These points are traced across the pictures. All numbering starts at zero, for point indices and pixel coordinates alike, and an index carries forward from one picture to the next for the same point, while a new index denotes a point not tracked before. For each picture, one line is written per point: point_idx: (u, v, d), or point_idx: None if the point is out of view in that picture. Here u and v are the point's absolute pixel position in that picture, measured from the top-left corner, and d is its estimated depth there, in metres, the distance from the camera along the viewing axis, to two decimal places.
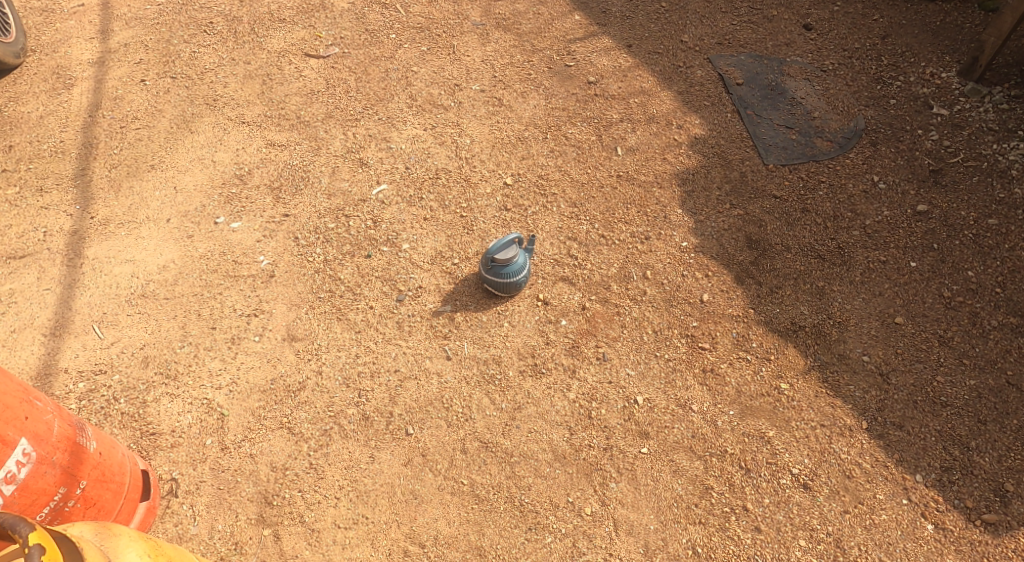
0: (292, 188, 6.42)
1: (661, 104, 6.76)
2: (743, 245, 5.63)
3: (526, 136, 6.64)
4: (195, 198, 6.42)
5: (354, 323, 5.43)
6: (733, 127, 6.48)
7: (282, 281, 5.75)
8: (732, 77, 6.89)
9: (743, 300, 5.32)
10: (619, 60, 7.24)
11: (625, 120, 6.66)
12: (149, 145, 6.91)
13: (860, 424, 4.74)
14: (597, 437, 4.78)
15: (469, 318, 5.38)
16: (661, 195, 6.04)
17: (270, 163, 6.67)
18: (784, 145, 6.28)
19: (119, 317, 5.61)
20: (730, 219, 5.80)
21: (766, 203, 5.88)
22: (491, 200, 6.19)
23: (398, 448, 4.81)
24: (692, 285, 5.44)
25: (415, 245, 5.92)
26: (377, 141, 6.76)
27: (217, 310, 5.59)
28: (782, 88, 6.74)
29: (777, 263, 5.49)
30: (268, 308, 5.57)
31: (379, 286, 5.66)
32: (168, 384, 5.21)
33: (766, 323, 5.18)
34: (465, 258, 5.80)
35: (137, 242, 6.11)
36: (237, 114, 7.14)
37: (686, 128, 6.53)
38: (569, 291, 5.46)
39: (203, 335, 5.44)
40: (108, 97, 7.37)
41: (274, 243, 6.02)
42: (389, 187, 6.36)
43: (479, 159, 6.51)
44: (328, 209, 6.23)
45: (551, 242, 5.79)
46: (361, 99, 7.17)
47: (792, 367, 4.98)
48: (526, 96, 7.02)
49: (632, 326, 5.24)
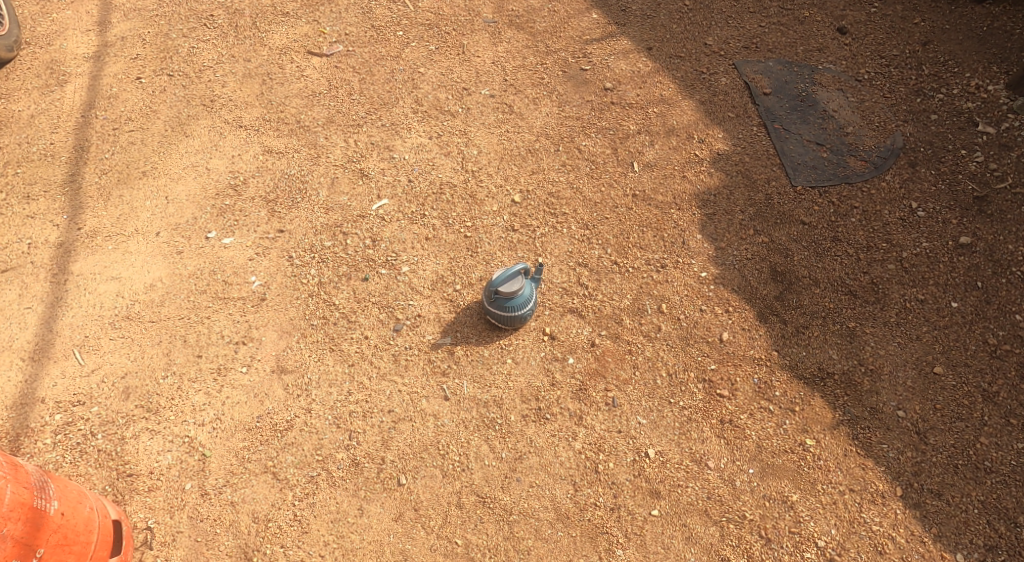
0: (288, 200, 6.08)
1: (682, 114, 6.36)
2: (767, 277, 5.24)
3: (537, 148, 6.26)
4: (186, 210, 6.08)
5: (347, 355, 5.08)
6: (759, 142, 6.08)
7: (273, 306, 5.39)
8: (758, 86, 6.48)
9: (766, 341, 4.92)
10: (637, 64, 6.84)
11: (643, 132, 6.28)
12: (141, 149, 6.56)
13: (894, 490, 4.35)
14: (604, 495, 4.42)
15: (469, 353, 5.03)
16: (679, 217, 5.65)
17: (267, 172, 6.33)
18: (814, 163, 5.87)
19: (101, 341, 5.26)
20: (753, 247, 5.41)
21: (794, 230, 5.47)
22: (498, 219, 5.81)
23: (389, 500, 4.47)
24: (711, 321, 5.05)
25: (416, 267, 5.56)
26: (380, 150, 6.40)
27: (204, 336, 5.24)
28: (812, 100, 6.33)
29: (803, 299, 5.09)
30: (258, 336, 5.22)
31: (376, 313, 5.30)
32: (148, 418, 4.84)
33: (792, 368, 4.78)
34: (468, 284, 5.43)
35: (125, 258, 5.77)
36: (234, 118, 6.78)
37: (708, 142, 6.13)
38: (577, 325, 5.09)
39: (188, 364, 5.09)
40: (103, 95, 7.02)
41: (267, 262, 5.67)
42: (391, 201, 6.00)
43: (487, 172, 6.14)
44: (326, 225, 5.88)
45: (560, 267, 5.42)
46: (365, 103, 6.80)
47: (818, 420, 4.58)
48: (538, 102, 6.64)
49: (645, 367, 4.86)
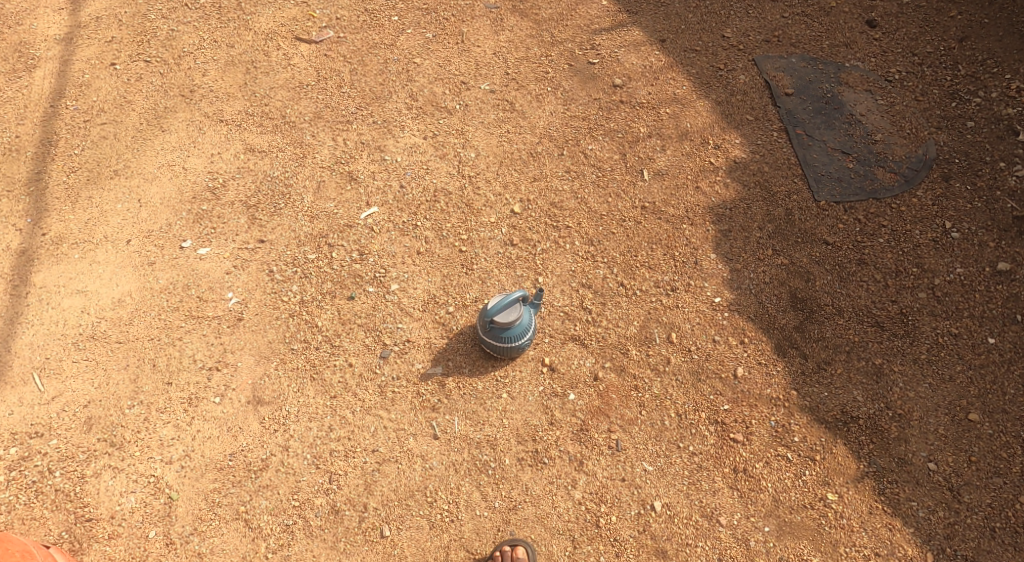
0: (270, 206, 5.65)
1: (696, 116, 5.90)
2: (787, 304, 4.88)
3: (539, 152, 5.81)
4: (160, 215, 5.66)
5: (329, 386, 4.74)
6: (780, 150, 5.63)
7: (251, 327, 5.02)
8: (780, 85, 6.00)
9: (784, 379, 4.59)
10: (649, 58, 6.35)
11: (654, 135, 5.82)
12: (114, 145, 6.13)
13: (924, 555, 4.04)
14: (606, 553, 4.14)
15: (462, 386, 4.68)
16: (692, 234, 5.25)
17: (248, 173, 5.89)
18: (839, 175, 5.43)
19: (63, 364, 4.91)
20: (772, 269, 5.03)
21: (816, 250, 5.08)
22: (496, 231, 5.39)
23: (371, 554, 4.21)
24: (725, 354, 4.71)
25: (406, 285, 5.16)
26: (370, 150, 5.95)
27: (175, 361, 4.88)
28: (838, 102, 5.86)
29: (825, 330, 4.74)
30: (233, 361, 4.87)
31: (361, 336, 4.94)
32: (112, 454, 4.54)
33: (812, 411, 4.47)
34: (462, 305, 5.05)
35: (92, 268, 5.38)
36: (215, 111, 6.32)
37: (724, 148, 5.68)
38: (580, 355, 4.75)
39: (156, 393, 4.76)
40: (74, 83, 6.55)
41: (245, 276, 5.27)
42: (380, 209, 5.57)
43: (484, 178, 5.69)
44: (310, 235, 5.46)
45: (561, 289, 5.04)
46: (356, 96, 6.33)
47: (841, 472, 4.27)
48: (541, 99, 6.17)
49: (653, 406, 4.55)
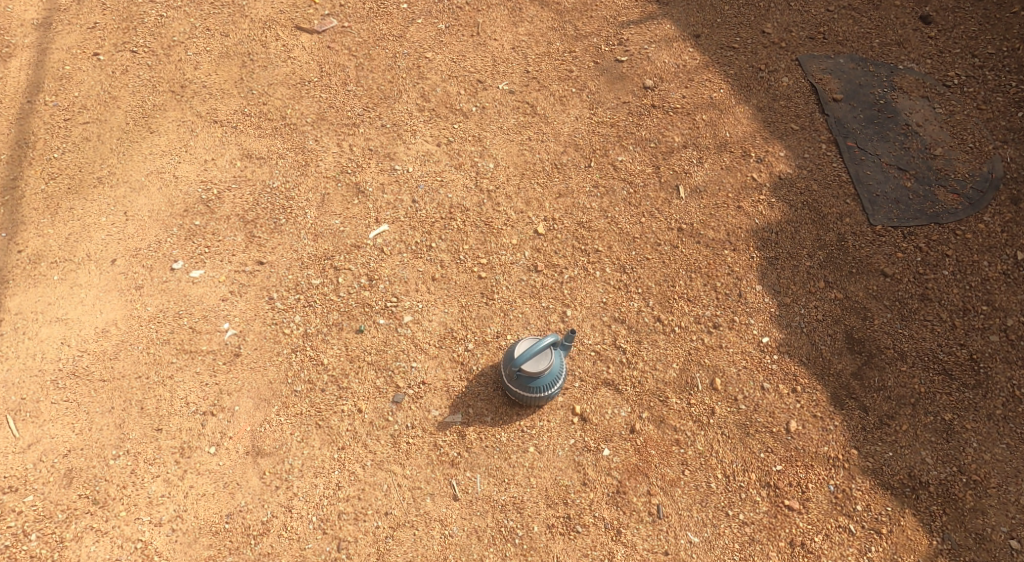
0: (269, 223, 5.12)
1: (736, 124, 5.36)
2: (842, 346, 4.53)
3: (564, 163, 5.27)
4: (148, 230, 5.13)
5: (337, 435, 4.40)
6: (829, 165, 5.12)
7: (249, 364, 4.60)
8: (827, 90, 5.45)
9: (842, 435, 4.32)
10: (682, 56, 5.78)
11: (689, 145, 5.28)
12: (97, 147, 5.58)
13: None
14: None
15: (483, 437, 4.38)
16: (735, 261, 4.80)
17: (245, 182, 5.34)
18: (895, 196, 4.95)
19: (41, 406, 4.50)
20: (825, 305, 4.65)
21: (873, 283, 4.68)
22: (518, 255, 4.90)
23: None
24: (776, 405, 4.41)
25: (420, 317, 4.72)
26: (379, 158, 5.39)
27: (166, 403, 4.49)
28: (892, 109, 5.33)
29: (886, 378, 4.42)
30: (230, 405, 4.49)
31: (372, 377, 4.56)
32: (94, 513, 4.21)
33: (876, 474, 4.21)
34: (482, 342, 4.63)
35: (72, 292, 4.88)
36: (208, 110, 5.74)
37: (768, 162, 5.16)
38: (614, 404, 4.43)
39: (145, 441, 4.40)
40: (53, 75, 5.99)
41: (243, 304, 4.80)
42: (391, 227, 5.05)
43: (504, 192, 5.16)
44: (313, 256, 4.96)
45: (592, 323, 4.65)
46: (362, 95, 5.76)
47: (910, 547, 4.03)
48: (565, 102, 5.60)
49: (698, 466, 4.28)
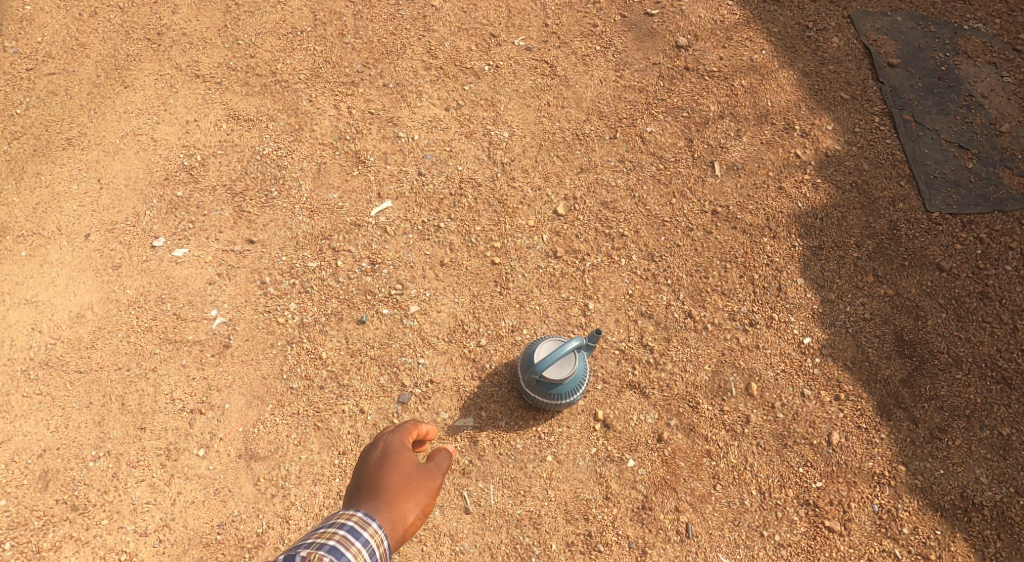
0: (260, 195, 4.61)
1: (779, 92, 4.84)
2: (891, 349, 4.17)
3: (587, 133, 4.78)
4: (126, 201, 4.61)
5: (337, 438, 4.03)
6: (881, 141, 4.67)
7: (240, 357, 4.19)
8: (882, 53, 4.92)
9: (889, 449, 3.99)
10: (720, 10, 5.19)
11: (726, 116, 4.79)
12: (65, 103, 4.97)
13: None
14: None
15: (497, 443, 4.03)
16: (774, 250, 4.41)
17: (232, 148, 4.77)
18: (955, 179, 4.53)
19: (11, 400, 4.10)
20: (873, 302, 4.27)
21: (927, 278, 4.31)
22: (535, 238, 4.47)
23: None
24: (817, 413, 4.07)
25: (428, 307, 4.30)
26: (381, 123, 4.84)
27: (149, 400, 4.09)
28: (954, 78, 4.82)
29: (939, 387, 4.08)
30: (219, 402, 4.09)
31: (375, 373, 4.16)
32: (73, 521, 3.85)
33: (925, 494, 3.89)
34: (495, 336, 4.24)
35: (43, 271, 4.42)
36: (189, 62, 5.09)
37: (812, 137, 4.69)
38: (639, 409, 4.09)
39: (126, 441, 4.00)
40: (14, 18, 5.35)
41: (232, 288, 4.35)
42: (395, 204, 4.58)
43: (521, 165, 4.69)
44: (309, 235, 4.49)
45: (616, 318, 4.27)
46: (362, 49, 5.12)
47: None
48: (589, 62, 5.03)
49: (731, 481, 3.95)
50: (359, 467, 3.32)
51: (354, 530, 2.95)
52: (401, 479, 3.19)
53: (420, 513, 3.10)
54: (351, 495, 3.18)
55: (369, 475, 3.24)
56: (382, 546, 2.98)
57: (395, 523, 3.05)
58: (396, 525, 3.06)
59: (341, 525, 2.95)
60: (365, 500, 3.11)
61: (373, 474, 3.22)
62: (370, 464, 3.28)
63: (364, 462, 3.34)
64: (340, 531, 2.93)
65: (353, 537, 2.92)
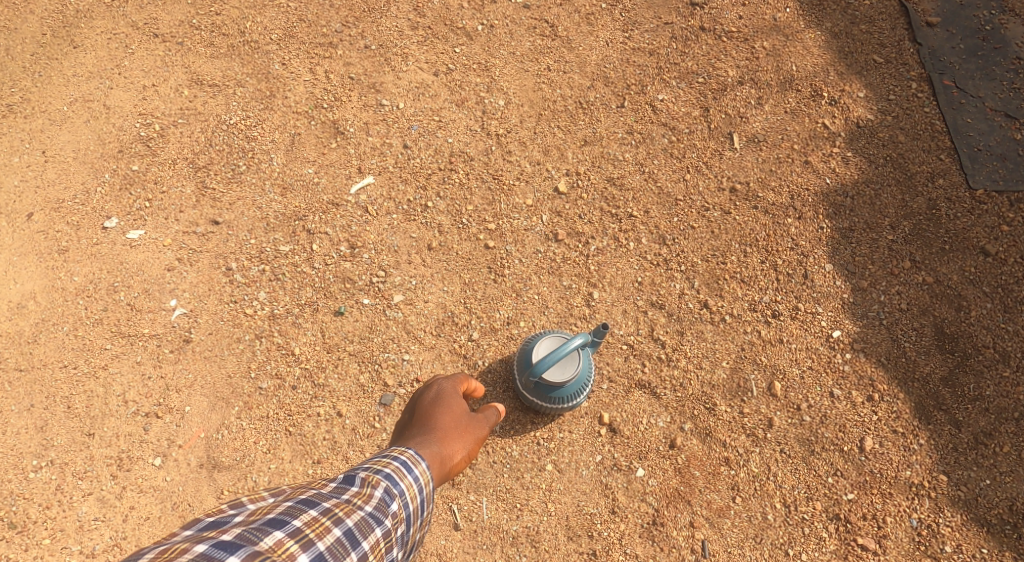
0: (226, 170, 4.13)
1: (805, 55, 4.34)
2: (930, 343, 3.73)
3: (591, 101, 4.28)
4: (75, 177, 4.12)
5: (311, 445, 3.60)
6: (919, 110, 4.18)
7: (202, 353, 3.74)
8: (920, 10, 4.41)
9: (929, 456, 3.56)
10: None
11: (746, 81, 4.29)
12: (8, 65, 4.46)
13: None
14: None
15: (491, 450, 3.60)
16: (800, 232, 3.95)
17: (195, 118, 4.27)
18: (1001, 152, 4.06)
19: None
20: (910, 290, 3.83)
21: (970, 263, 3.86)
22: (533, 219, 4.01)
23: None
24: (848, 416, 3.63)
25: (413, 296, 3.85)
26: (362, 89, 4.34)
27: (99, 402, 3.65)
28: (1000, 38, 4.33)
29: (984, 386, 3.65)
30: (179, 405, 3.65)
31: (354, 371, 3.72)
32: (12, 540, 3.43)
33: (969, 507, 3.48)
34: (489, 329, 3.80)
35: None
36: (146, 19, 4.55)
37: (842, 105, 4.21)
38: (650, 411, 3.65)
39: (73, 450, 3.57)
40: None
41: (194, 275, 3.89)
42: (377, 180, 4.11)
43: (517, 137, 4.21)
44: (281, 216, 4.02)
45: (624, 309, 3.83)
46: (341, 6, 4.56)
47: None
48: (594, 20, 4.50)
49: (753, 492, 3.52)
50: (410, 406, 3.28)
51: (407, 462, 2.75)
52: (451, 420, 3.15)
53: (466, 456, 3.08)
54: (402, 429, 3.15)
55: (420, 413, 3.20)
56: (429, 487, 2.77)
57: (444, 458, 3.00)
58: (444, 462, 3.01)
59: (396, 456, 2.76)
60: (416, 433, 3.06)
61: (425, 411, 3.18)
62: (422, 404, 3.24)
63: (415, 402, 3.30)
64: (394, 462, 2.73)
65: (407, 469, 2.72)
